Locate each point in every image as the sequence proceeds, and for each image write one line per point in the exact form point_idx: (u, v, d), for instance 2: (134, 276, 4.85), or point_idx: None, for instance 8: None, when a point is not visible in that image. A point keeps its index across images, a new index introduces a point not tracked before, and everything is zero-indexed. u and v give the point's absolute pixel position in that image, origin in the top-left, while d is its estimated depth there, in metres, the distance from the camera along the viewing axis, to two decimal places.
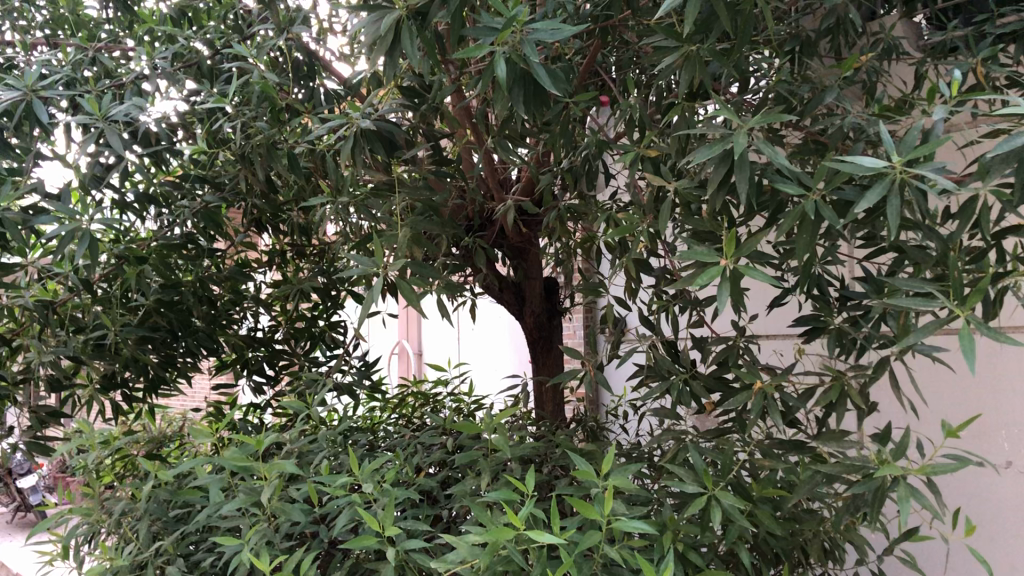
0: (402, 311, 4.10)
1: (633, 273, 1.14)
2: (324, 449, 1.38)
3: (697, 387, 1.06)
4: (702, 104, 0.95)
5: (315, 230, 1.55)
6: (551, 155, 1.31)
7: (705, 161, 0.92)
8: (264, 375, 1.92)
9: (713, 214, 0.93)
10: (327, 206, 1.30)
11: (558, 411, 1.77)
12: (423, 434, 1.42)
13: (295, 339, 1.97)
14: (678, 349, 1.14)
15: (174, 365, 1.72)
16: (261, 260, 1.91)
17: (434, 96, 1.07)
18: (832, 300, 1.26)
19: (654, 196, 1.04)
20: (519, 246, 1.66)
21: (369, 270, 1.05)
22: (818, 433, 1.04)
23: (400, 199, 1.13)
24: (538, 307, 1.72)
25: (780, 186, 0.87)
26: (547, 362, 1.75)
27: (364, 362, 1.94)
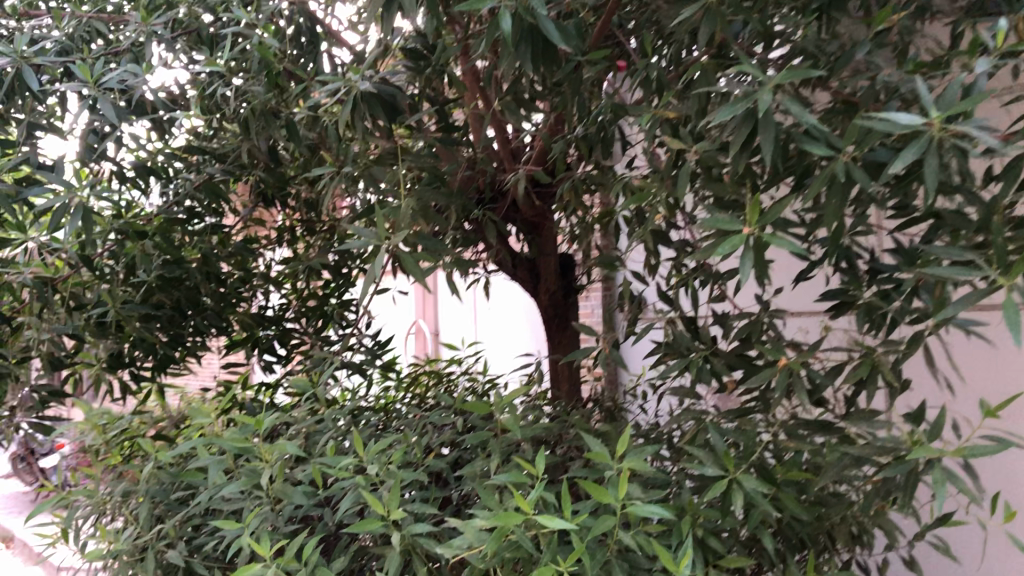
0: (417, 291, 4.05)
1: (650, 245, 1.08)
2: (331, 430, 1.34)
3: (718, 364, 1.00)
4: (723, 62, 0.89)
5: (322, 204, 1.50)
6: (565, 123, 1.25)
7: (726, 122, 0.86)
8: (275, 354, 1.86)
9: (735, 179, 0.87)
10: (331, 177, 1.24)
11: (574, 392, 1.71)
12: (433, 414, 1.37)
13: (305, 317, 1.92)
14: (699, 325, 1.08)
15: (181, 344, 1.68)
16: (270, 236, 1.87)
17: (438, 57, 1.01)
18: (862, 274, 1.20)
19: (672, 162, 0.98)
20: (533, 220, 1.60)
21: (371, 242, 1.00)
22: (847, 413, 0.98)
23: (405, 168, 1.08)
24: (554, 283, 1.66)
25: (808, 147, 0.81)
26: (563, 341, 1.69)
27: (376, 341, 1.89)
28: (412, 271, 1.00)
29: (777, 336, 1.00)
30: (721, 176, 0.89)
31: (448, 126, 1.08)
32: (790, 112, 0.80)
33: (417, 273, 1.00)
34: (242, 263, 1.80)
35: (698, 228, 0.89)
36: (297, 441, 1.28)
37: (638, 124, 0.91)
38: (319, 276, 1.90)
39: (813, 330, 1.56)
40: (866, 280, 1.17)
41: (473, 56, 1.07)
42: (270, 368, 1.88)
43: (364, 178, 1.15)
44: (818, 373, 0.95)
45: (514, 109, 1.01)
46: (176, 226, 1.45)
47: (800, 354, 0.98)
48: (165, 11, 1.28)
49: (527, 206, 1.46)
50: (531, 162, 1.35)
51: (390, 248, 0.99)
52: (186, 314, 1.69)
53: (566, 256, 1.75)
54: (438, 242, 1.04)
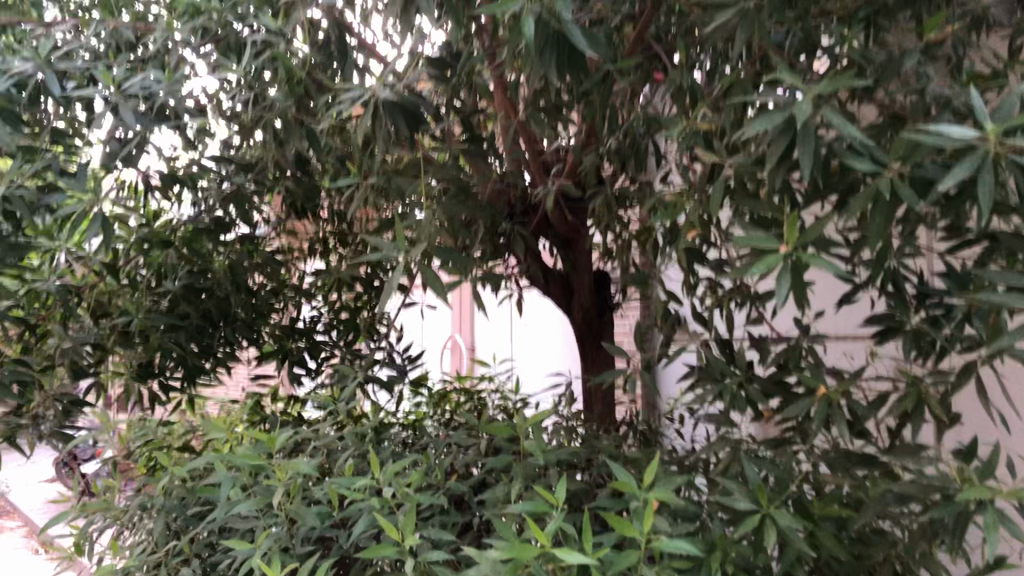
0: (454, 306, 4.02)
1: (684, 263, 1.03)
2: (352, 448, 1.30)
3: (753, 392, 0.95)
4: (762, 70, 0.84)
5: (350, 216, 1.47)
6: (598, 135, 1.21)
7: (764, 135, 0.81)
8: (305, 367, 1.83)
9: (773, 195, 0.81)
10: (357, 188, 1.21)
11: (607, 413, 1.66)
12: (457, 434, 1.32)
13: (336, 330, 1.88)
14: (734, 349, 1.02)
15: (209, 355, 1.66)
16: (302, 248, 1.84)
17: (465, 65, 0.97)
18: (910, 298, 1.14)
19: (707, 176, 0.93)
20: (567, 234, 1.55)
21: (390, 256, 0.96)
22: (891, 446, 0.91)
23: (429, 180, 1.04)
24: (587, 301, 1.61)
25: (851, 162, 0.75)
26: (596, 362, 1.65)
27: (406, 356, 1.86)
28: (433, 286, 0.96)
29: (817, 363, 0.94)
30: (758, 192, 0.84)
31: (475, 136, 1.04)
32: (831, 124, 0.75)
33: (437, 289, 0.96)
34: (273, 274, 1.78)
35: (732, 247, 0.84)
36: (316, 459, 1.25)
37: (670, 135, 0.86)
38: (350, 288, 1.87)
39: (857, 356, 1.49)
40: (913, 305, 1.11)
41: (502, 63, 1.03)
42: (299, 381, 1.85)
43: (389, 189, 1.12)
44: (860, 403, 0.89)
45: (542, 118, 0.97)
46: (202, 236, 1.42)
47: (842, 382, 0.92)
48: (194, 18, 1.27)
49: (560, 220, 1.41)
50: (564, 176, 1.31)
51: (410, 261, 0.95)
52: (215, 325, 1.67)
53: (601, 272, 1.70)
54: (461, 256, 1.00)
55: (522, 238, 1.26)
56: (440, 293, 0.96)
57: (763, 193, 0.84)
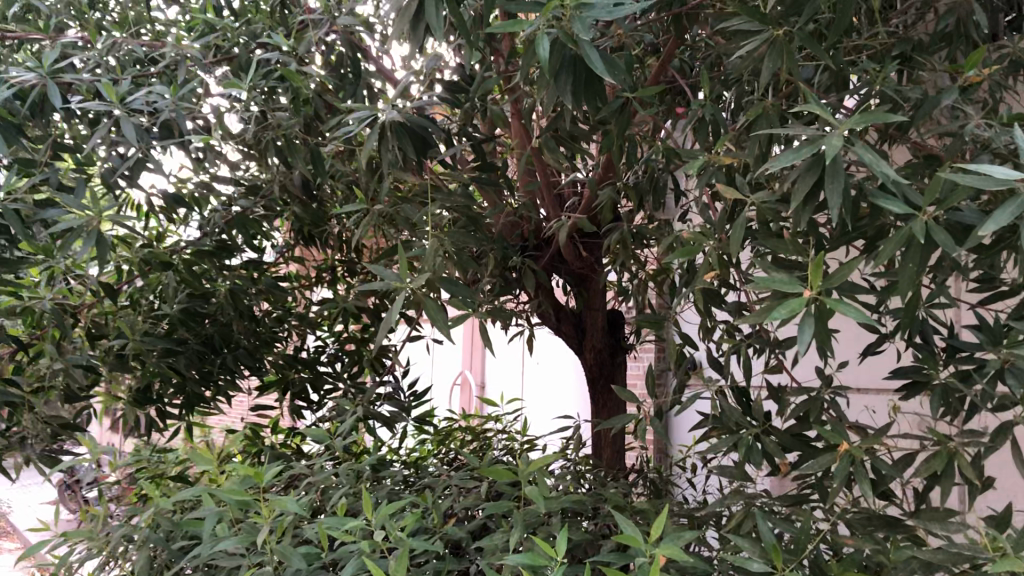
0: (464, 342, 3.97)
1: (700, 305, 0.98)
2: (348, 486, 1.24)
3: (769, 445, 0.89)
4: (790, 103, 0.80)
5: (358, 244, 1.43)
6: (615, 170, 1.16)
7: (789, 171, 0.76)
8: (307, 398, 1.78)
9: (798, 235, 0.76)
10: (363, 215, 1.17)
11: (616, 459, 1.60)
12: (458, 475, 1.26)
13: (341, 362, 1.84)
14: (751, 397, 0.96)
15: (209, 382, 1.61)
16: (310, 276, 1.80)
17: (478, 89, 0.93)
18: (938, 351, 1.08)
19: (728, 214, 0.88)
20: (581, 272, 1.51)
21: (391, 285, 0.91)
22: (917, 510, 0.85)
23: (436, 207, 0.99)
24: (600, 341, 1.56)
25: (882, 202, 0.70)
26: (606, 405, 1.59)
27: (412, 392, 1.80)
28: (435, 319, 0.91)
29: (839, 416, 0.89)
30: (781, 232, 0.79)
31: (487, 163, 0.99)
32: (863, 161, 0.70)
33: (439, 323, 0.91)
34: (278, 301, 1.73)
35: (752, 290, 0.79)
36: (309, 496, 1.19)
37: (690, 169, 0.82)
38: (357, 318, 1.82)
39: (880, 411, 1.43)
40: (942, 358, 1.05)
41: (517, 89, 0.99)
42: (301, 413, 1.80)
43: (396, 216, 1.07)
44: (886, 462, 0.83)
45: (557, 147, 0.93)
46: (206, 259, 1.38)
47: (866, 438, 0.86)
48: (205, 34, 1.23)
49: (573, 256, 1.37)
50: (579, 210, 1.26)
51: (412, 292, 0.90)
52: (216, 352, 1.63)
53: (615, 312, 1.65)
54: (465, 289, 0.95)
55: (533, 273, 1.21)
56: (442, 327, 0.91)
57: (787, 234, 0.79)
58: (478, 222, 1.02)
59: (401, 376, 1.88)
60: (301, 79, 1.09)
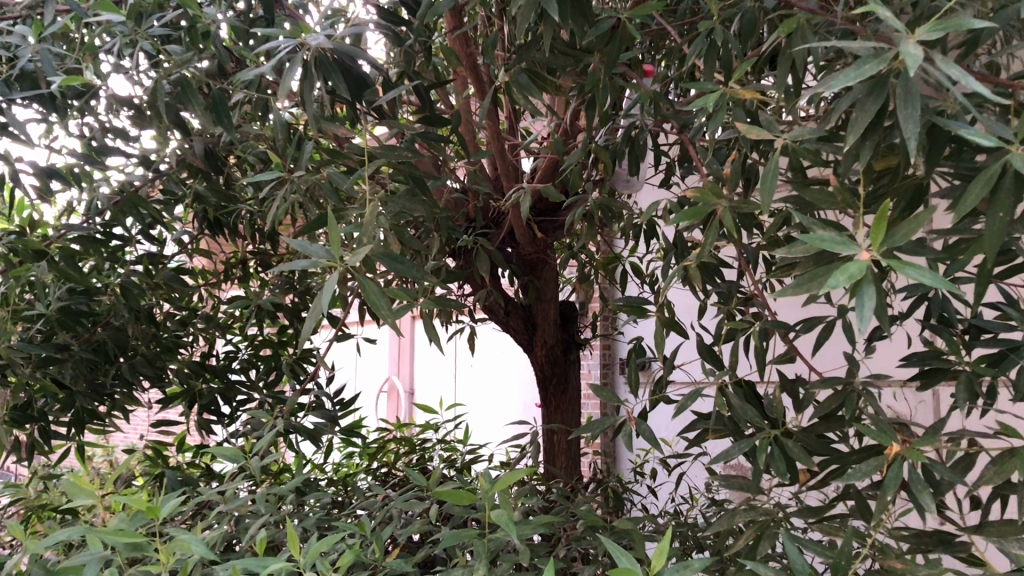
0: (392, 346, 3.76)
1: (699, 283, 0.80)
2: (268, 515, 1.04)
3: (795, 450, 0.72)
4: (824, 18, 0.63)
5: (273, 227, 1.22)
6: (582, 130, 0.99)
7: (837, 99, 0.59)
8: (218, 411, 1.56)
9: (846, 181, 0.60)
10: (281, 186, 0.97)
11: (572, 468, 1.43)
12: (399, 496, 1.07)
13: (257, 369, 1.62)
14: (761, 393, 0.80)
15: (100, 395, 1.39)
16: (220, 271, 1.58)
17: (423, 17, 0.75)
18: (959, 331, 0.92)
19: (739, 165, 0.71)
20: (533, 258, 1.34)
21: (319, 261, 0.72)
22: (975, 524, 0.70)
23: (371, 169, 0.80)
24: (552, 336, 1.40)
25: (966, 136, 0.53)
26: (560, 408, 1.42)
27: (339, 400, 1.61)
28: (376, 307, 0.72)
29: (878, 412, 0.72)
30: (822, 179, 0.62)
31: (435, 114, 0.81)
32: (941, 79, 0.53)
33: (383, 311, 0.72)
34: (181, 300, 1.52)
35: (786, 252, 0.62)
36: (220, 530, 0.99)
37: (701, 102, 0.65)
38: (275, 317, 1.61)
39: (896, 400, 1.56)
40: (966, 341, 0.90)
41: (467, 23, 0.82)
42: (211, 427, 1.58)
43: (321, 185, 0.88)
44: (941, 466, 0.67)
45: (524, 85, 0.75)
46: (89, 248, 1.16)
47: (912, 438, 0.70)
48: None
49: (526, 238, 1.19)
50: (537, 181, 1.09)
51: (345, 271, 0.71)
52: (109, 360, 1.41)
53: (566, 304, 1.49)
54: (409, 267, 0.77)
55: (486, 256, 1.03)
56: (385, 316, 0.72)
57: (830, 181, 0.62)
58: (424, 187, 0.83)
59: (325, 384, 1.67)
60: (199, 18, 0.89)
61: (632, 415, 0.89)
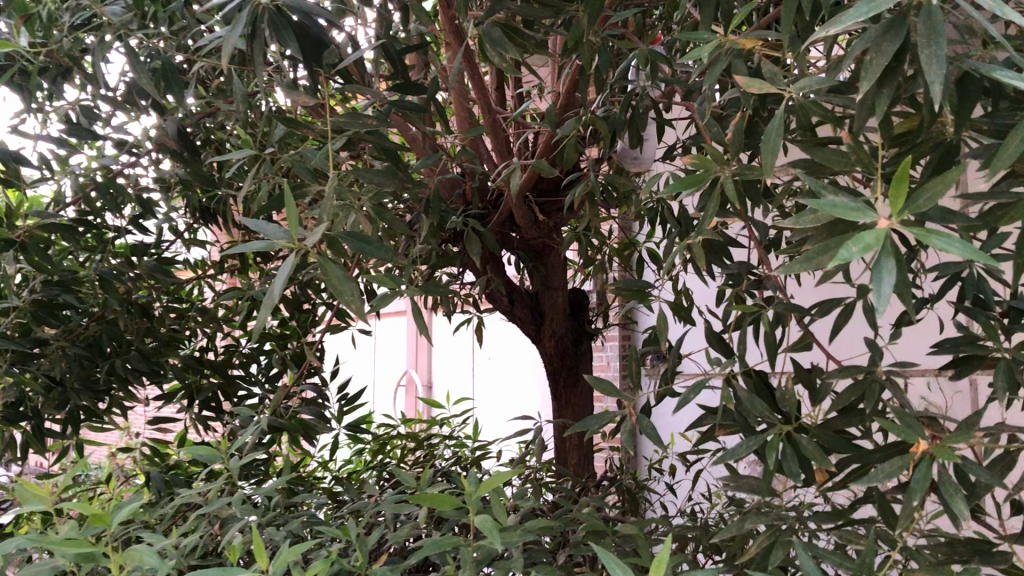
0: (412, 339, 3.70)
1: (703, 265, 0.72)
2: (248, 518, 0.98)
3: (811, 449, 0.64)
4: None
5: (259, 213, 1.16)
6: (579, 101, 0.91)
7: (850, 42, 0.51)
8: (216, 407, 1.50)
9: (862, 139, 0.52)
10: (254, 165, 0.90)
11: (584, 467, 1.35)
12: (391, 498, 1.00)
13: (257, 363, 1.56)
14: (773, 384, 0.72)
15: (92, 392, 1.33)
16: (217, 262, 1.52)
17: None
18: (997, 315, 0.83)
19: (743, 127, 0.63)
20: (537, 243, 1.26)
21: (276, 241, 0.64)
22: (1017, 532, 0.61)
23: (339, 142, 0.73)
24: (560, 326, 1.32)
25: (1002, 78, 0.44)
26: (571, 403, 1.36)
27: (343, 395, 1.55)
28: (338, 290, 0.64)
29: (904, 405, 0.64)
30: (834, 139, 0.54)
31: (408, 80, 0.73)
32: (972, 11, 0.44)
33: (344, 296, 0.64)
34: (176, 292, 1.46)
35: (793, 222, 0.53)
36: (194, 536, 0.93)
37: (695, 52, 0.56)
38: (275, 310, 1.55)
39: (929, 390, 1.47)
40: (1005, 326, 0.81)
41: None
42: (210, 425, 1.52)
43: (291, 161, 0.81)
44: (977, 466, 0.58)
45: (499, 41, 0.68)
46: (65, 236, 1.10)
47: (943, 434, 0.62)
48: None
49: (526, 221, 1.12)
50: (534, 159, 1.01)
51: (304, 252, 0.64)
52: (102, 355, 1.35)
53: (577, 293, 1.41)
54: (383, 251, 0.68)
55: (477, 238, 0.95)
56: (347, 299, 0.63)
57: (844, 141, 0.54)
58: (399, 163, 0.75)
59: (328, 378, 1.61)
60: None
61: (633, 409, 0.80)
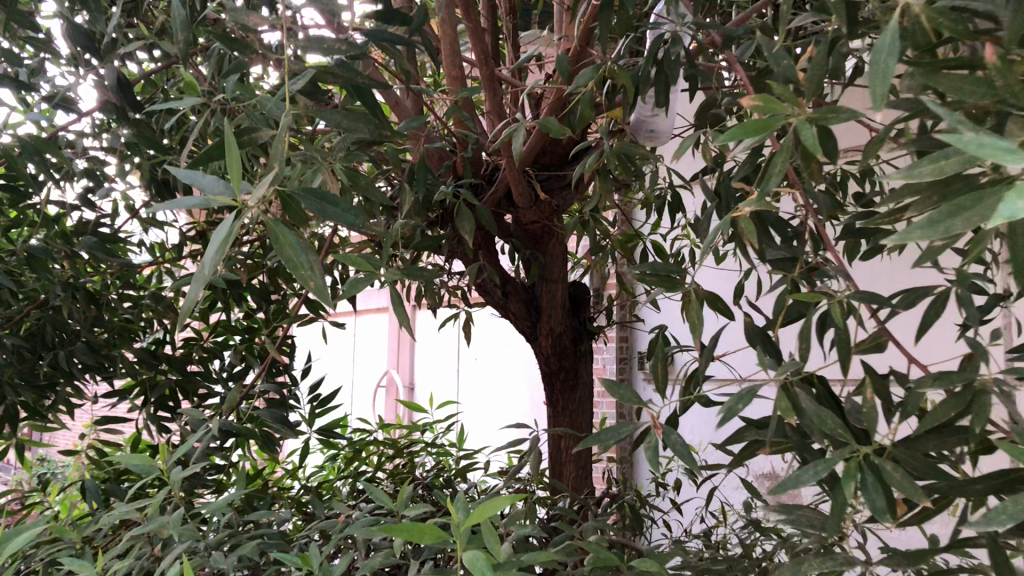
0: (393, 338, 3.55)
1: (754, 241, 0.58)
2: (194, 539, 0.83)
3: (898, 478, 0.50)
4: None
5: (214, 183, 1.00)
6: (593, 53, 0.77)
7: None
8: (173, 406, 1.34)
9: (1010, 56, 0.37)
10: (202, 118, 0.74)
11: (581, 481, 1.21)
12: (361, 520, 0.85)
13: (220, 359, 1.41)
14: (842, 395, 0.57)
15: (27, 388, 1.17)
16: (177, 244, 1.36)
17: None
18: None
19: (820, 57, 0.48)
20: (536, 229, 1.12)
21: (213, 193, 0.49)
22: None
23: (300, 78, 0.58)
24: (559, 321, 1.18)
25: None
26: (569, 409, 1.22)
27: (314, 396, 1.40)
28: (290, 260, 0.50)
29: (1018, 420, 0.49)
30: (967, 63, 0.39)
31: (389, 4, 0.59)
32: None
33: (298, 269, 0.49)
34: (129, 277, 1.31)
35: (906, 176, 0.39)
36: (124, 563, 0.77)
37: None
38: (241, 299, 1.39)
39: None
40: None
41: None
42: (166, 426, 1.36)
43: (245, 108, 0.66)
44: None
45: None
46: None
47: None
48: None
49: (525, 199, 0.98)
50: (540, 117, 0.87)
51: (249, 209, 0.49)
52: (42, 347, 1.19)
53: (577, 287, 1.27)
54: (348, 207, 0.53)
55: (470, 213, 0.80)
56: (301, 275, 0.49)
57: (981, 65, 0.39)
58: (376, 109, 0.60)
59: (300, 377, 1.46)
60: None
61: (658, 421, 0.64)
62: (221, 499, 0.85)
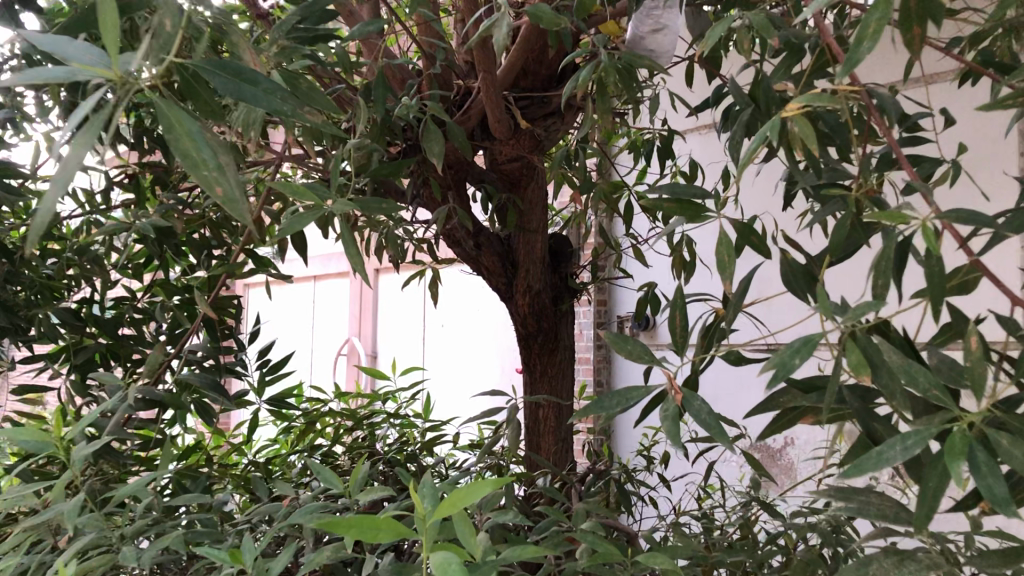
0: (355, 305, 3.40)
1: (814, 147, 0.45)
2: (105, 529, 0.68)
3: (1019, 454, 0.37)
4: None
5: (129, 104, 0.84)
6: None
7: None
8: (100, 374, 1.19)
9: None
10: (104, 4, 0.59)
11: (562, 454, 1.08)
12: (306, 509, 0.71)
13: (156, 321, 1.25)
14: (921, 346, 0.44)
15: None
16: (106, 192, 1.20)
17: None
18: None
19: None
20: (514, 168, 0.98)
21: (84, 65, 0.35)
22: None
23: None
24: (538, 274, 1.05)
25: None
26: (547, 374, 1.09)
27: (263, 361, 1.26)
28: (185, 153, 0.36)
29: None
30: None
31: None
32: None
33: (197, 165, 0.36)
34: (47, 227, 1.14)
35: None
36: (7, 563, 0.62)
37: None
38: (179, 254, 1.24)
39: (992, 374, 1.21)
40: None
41: None
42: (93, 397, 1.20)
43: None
44: None
45: None
46: None
47: None
48: None
49: (503, 127, 0.84)
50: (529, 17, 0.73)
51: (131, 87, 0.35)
52: None
53: (559, 239, 1.14)
54: (270, 88, 0.38)
55: (439, 132, 0.66)
56: (202, 174, 0.35)
57: None
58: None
59: (248, 341, 1.31)
60: None
61: (676, 382, 0.51)
62: (136, 486, 0.70)
